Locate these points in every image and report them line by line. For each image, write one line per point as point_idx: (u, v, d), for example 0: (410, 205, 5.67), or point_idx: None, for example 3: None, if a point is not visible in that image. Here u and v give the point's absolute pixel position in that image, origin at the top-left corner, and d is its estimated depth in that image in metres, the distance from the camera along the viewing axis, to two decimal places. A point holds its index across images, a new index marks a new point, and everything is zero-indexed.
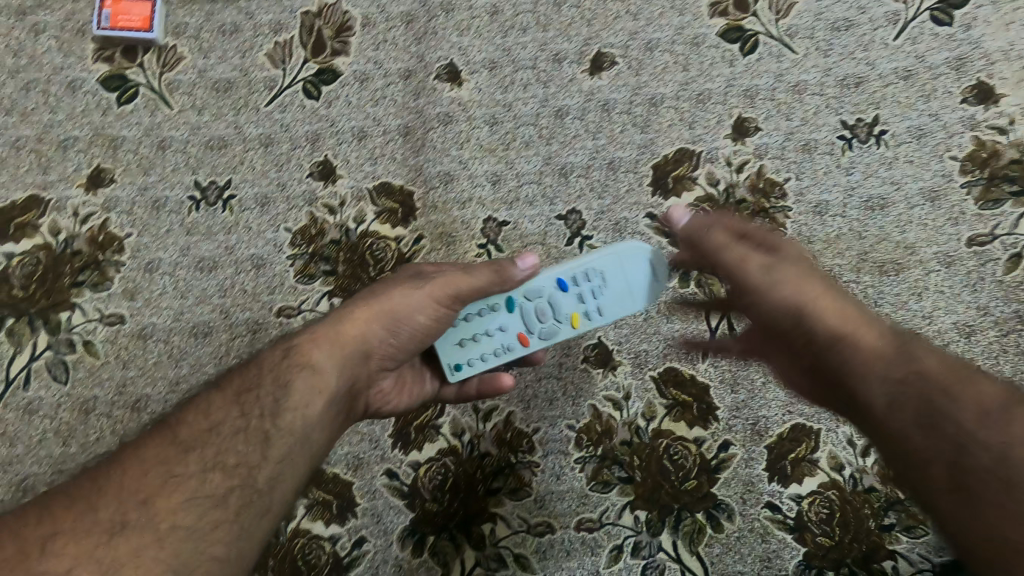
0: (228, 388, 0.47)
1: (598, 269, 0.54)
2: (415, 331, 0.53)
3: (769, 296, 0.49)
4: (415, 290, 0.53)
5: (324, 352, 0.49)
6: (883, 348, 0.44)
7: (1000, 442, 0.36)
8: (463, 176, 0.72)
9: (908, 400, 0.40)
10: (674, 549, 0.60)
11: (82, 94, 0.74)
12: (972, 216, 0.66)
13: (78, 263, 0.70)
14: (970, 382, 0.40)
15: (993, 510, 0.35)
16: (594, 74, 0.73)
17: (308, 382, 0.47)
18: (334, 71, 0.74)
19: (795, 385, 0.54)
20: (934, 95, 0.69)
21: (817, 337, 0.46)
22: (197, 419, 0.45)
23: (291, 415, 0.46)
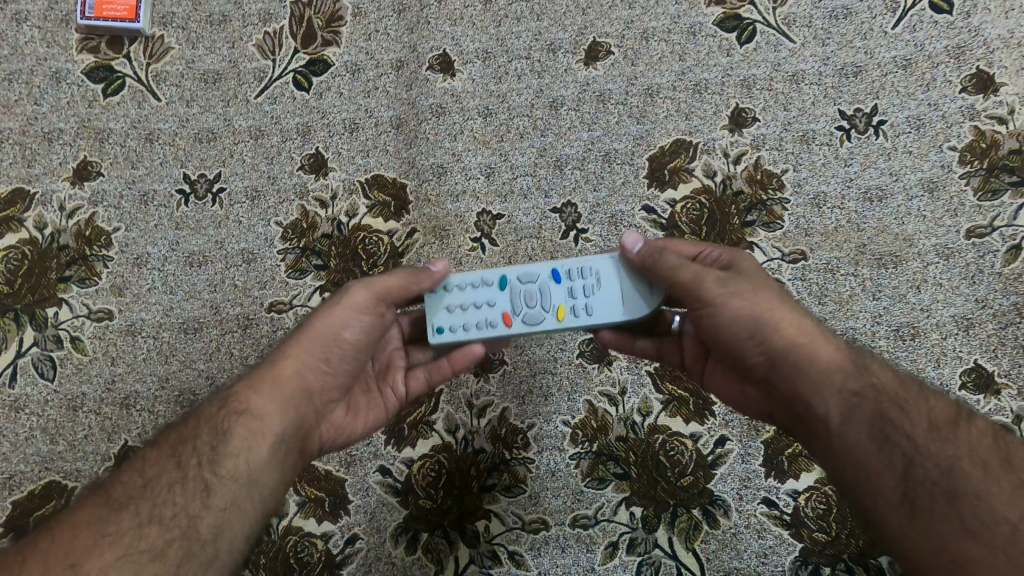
0: (164, 442, 0.46)
1: (594, 268, 0.54)
2: (349, 347, 0.52)
3: (729, 304, 0.49)
4: (340, 305, 0.53)
5: (262, 390, 0.48)
6: (838, 361, 0.46)
7: (949, 458, 0.41)
8: (456, 169, 0.71)
9: (862, 413, 0.43)
10: (669, 545, 0.60)
11: (68, 85, 0.73)
12: (970, 207, 0.65)
13: (65, 258, 0.69)
14: (919, 399, 0.44)
15: (942, 521, 0.39)
16: (589, 64, 0.72)
17: (246, 421, 0.46)
18: (325, 62, 0.73)
19: (731, 388, 0.55)
20: (934, 85, 0.68)
21: (775, 347, 0.47)
22: (132, 478, 0.44)
23: (232, 460, 0.44)
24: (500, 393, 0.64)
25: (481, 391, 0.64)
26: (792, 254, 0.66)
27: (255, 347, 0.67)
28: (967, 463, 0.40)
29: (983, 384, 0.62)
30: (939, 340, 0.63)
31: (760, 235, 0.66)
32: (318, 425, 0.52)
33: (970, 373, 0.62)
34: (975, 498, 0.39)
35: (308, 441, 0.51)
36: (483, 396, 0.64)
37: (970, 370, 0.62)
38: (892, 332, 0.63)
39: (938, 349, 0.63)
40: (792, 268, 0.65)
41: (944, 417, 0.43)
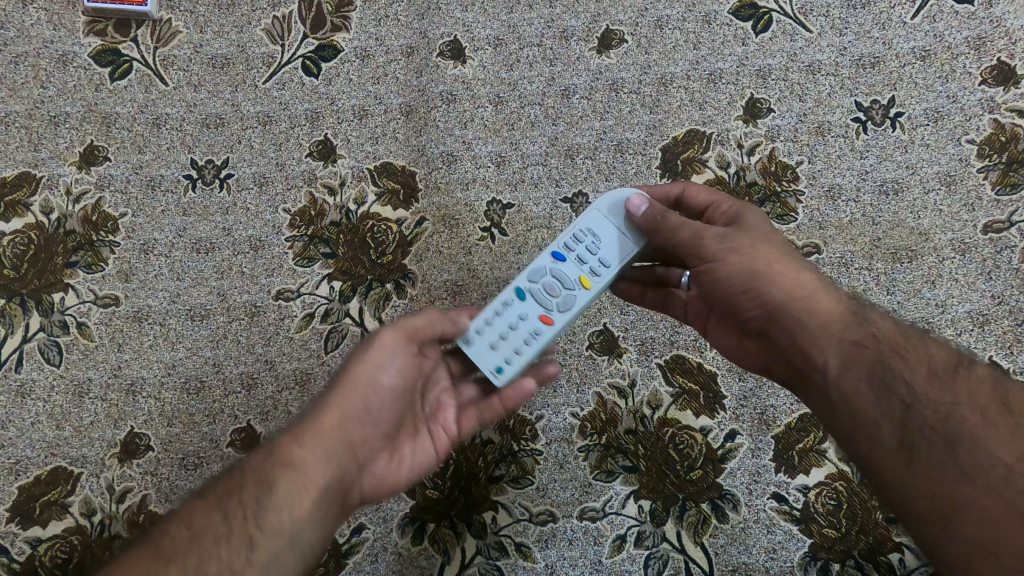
0: (213, 492, 0.45)
1: (586, 228, 0.53)
2: (388, 392, 0.51)
3: (730, 261, 0.48)
4: (374, 348, 0.51)
5: (306, 441, 0.47)
6: (838, 313, 0.46)
7: (945, 404, 0.42)
8: (466, 157, 0.70)
9: (861, 362, 0.44)
10: (678, 539, 0.59)
11: (74, 68, 0.72)
12: (988, 201, 0.64)
13: (72, 243, 0.69)
14: (915, 348, 0.45)
15: (938, 466, 0.40)
16: (601, 52, 0.71)
17: (291, 475, 0.45)
18: (334, 48, 0.72)
19: (731, 341, 0.55)
20: (953, 76, 0.66)
21: (772, 300, 0.47)
22: (179, 529, 0.43)
23: (275, 513, 0.44)
24: None
25: None
26: (806, 247, 0.65)
27: (262, 334, 0.66)
28: (964, 409, 0.41)
29: None
30: (954, 336, 0.62)
31: (773, 227, 0.65)
32: (363, 474, 0.50)
33: None
34: (971, 444, 0.40)
35: (352, 492, 0.48)
36: None
37: None
38: None
39: (953, 345, 0.62)
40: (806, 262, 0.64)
41: (941, 364, 0.44)
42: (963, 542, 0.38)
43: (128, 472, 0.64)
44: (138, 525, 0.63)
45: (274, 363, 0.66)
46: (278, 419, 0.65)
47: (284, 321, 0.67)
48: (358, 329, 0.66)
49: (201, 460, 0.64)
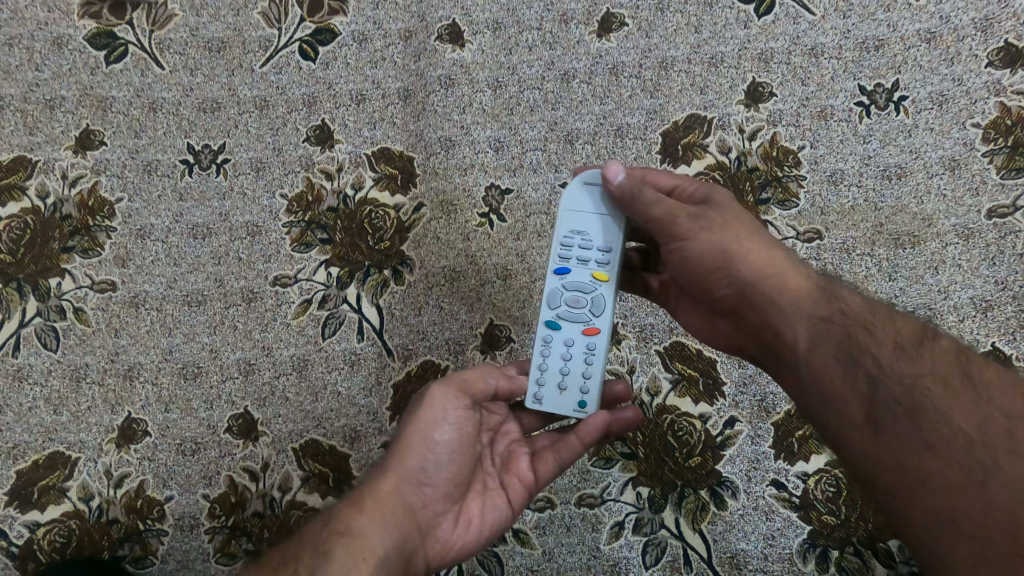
0: (269, 561, 0.44)
1: (569, 230, 0.52)
2: (445, 451, 0.49)
3: (697, 238, 0.49)
4: (428, 406, 0.49)
5: (366, 510, 0.46)
6: (807, 290, 0.46)
7: (911, 376, 0.40)
8: (464, 143, 0.69)
9: (830, 336, 0.43)
10: (676, 526, 0.59)
11: (69, 51, 0.72)
12: (993, 185, 0.63)
13: (68, 227, 0.68)
14: (886, 323, 0.43)
15: (902, 437, 0.38)
16: (602, 35, 0.70)
17: (348, 545, 0.44)
18: (332, 31, 0.71)
19: (702, 323, 0.55)
20: (958, 59, 0.66)
21: (742, 277, 0.48)
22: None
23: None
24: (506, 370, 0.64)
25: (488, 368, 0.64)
26: (807, 233, 0.64)
27: (259, 320, 0.66)
28: (929, 380, 0.39)
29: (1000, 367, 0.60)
30: (956, 322, 0.61)
31: (775, 213, 0.65)
32: (425, 538, 0.48)
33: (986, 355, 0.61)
34: (936, 414, 0.38)
35: (414, 559, 0.46)
36: None
37: (987, 353, 0.61)
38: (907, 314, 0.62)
39: (955, 331, 0.61)
40: (807, 248, 0.64)
41: (910, 339, 0.42)
42: (925, 514, 0.36)
43: (126, 457, 0.64)
44: (135, 510, 0.63)
45: (272, 349, 0.66)
46: (276, 405, 0.64)
47: (281, 307, 0.66)
48: (355, 315, 0.66)
49: (198, 446, 0.64)
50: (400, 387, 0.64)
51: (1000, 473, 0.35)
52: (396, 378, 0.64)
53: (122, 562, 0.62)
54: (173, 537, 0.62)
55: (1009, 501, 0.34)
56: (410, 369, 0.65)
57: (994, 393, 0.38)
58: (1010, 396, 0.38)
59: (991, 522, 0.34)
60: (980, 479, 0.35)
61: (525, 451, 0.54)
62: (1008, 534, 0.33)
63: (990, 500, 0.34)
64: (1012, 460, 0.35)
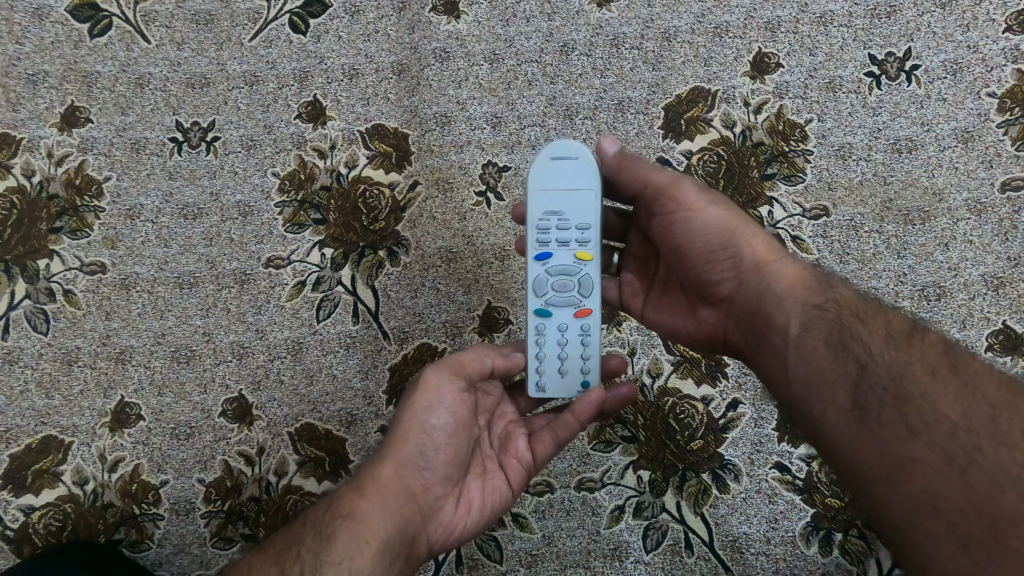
0: (272, 544, 0.45)
1: (544, 212, 0.50)
2: (442, 434, 0.48)
3: (702, 213, 0.48)
4: (426, 390, 0.49)
5: (368, 493, 0.46)
6: (803, 277, 0.45)
7: (901, 363, 0.38)
8: (460, 118, 0.67)
9: (820, 321, 0.42)
10: (678, 510, 0.58)
11: (50, 24, 0.70)
12: (1007, 157, 0.61)
13: (56, 208, 0.67)
14: (878, 311, 0.41)
15: (887, 424, 0.36)
16: (602, 5, 0.67)
17: (350, 529, 0.43)
18: (322, 3, 0.69)
19: (679, 315, 0.53)
20: (975, 25, 0.63)
21: (743, 259, 0.47)
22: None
23: (334, 568, 0.42)
24: None
25: None
26: (814, 210, 0.62)
27: (252, 303, 0.65)
28: (918, 367, 0.38)
29: (1011, 346, 0.59)
30: (966, 300, 0.60)
31: (780, 189, 0.63)
32: (426, 522, 0.47)
33: (997, 334, 0.59)
34: (923, 401, 0.36)
35: (417, 544, 0.46)
36: None
37: (997, 332, 0.59)
38: (916, 293, 0.60)
39: (965, 310, 0.59)
40: (813, 225, 0.62)
41: (902, 327, 0.40)
42: (901, 500, 0.35)
43: (119, 442, 0.63)
44: (130, 494, 0.62)
45: (265, 332, 0.64)
46: (270, 389, 0.63)
47: (275, 289, 0.65)
48: (350, 297, 0.64)
49: (192, 430, 0.63)
50: (396, 370, 0.63)
51: (982, 461, 0.34)
52: (393, 362, 0.63)
53: (118, 546, 0.61)
54: (169, 522, 0.62)
55: (991, 490, 0.33)
56: (407, 352, 0.63)
57: (983, 382, 0.36)
58: (997, 385, 0.36)
59: (973, 510, 0.33)
60: (961, 466, 0.34)
61: (522, 432, 0.53)
62: (987, 521, 0.32)
63: (972, 488, 0.33)
64: (995, 449, 0.34)
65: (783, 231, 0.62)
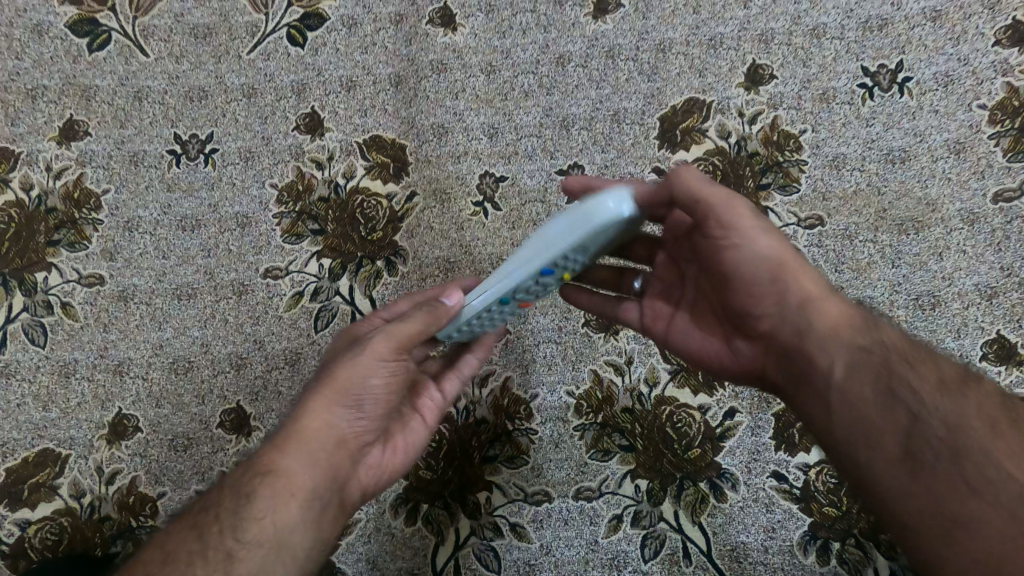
0: (190, 511, 0.42)
1: (584, 243, 0.39)
2: (375, 391, 0.46)
3: (753, 242, 0.44)
4: (360, 351, 0.46)
5: (290, 447, 0.43)
6: (848, 315, 0.43)
7: (955, 416, 0.38)
8: (457, 129, 0.68)
9: (867, 365, 0.40)
10: (676, 519, 0.58)
11: (50, 39, 0.71)
12: (1000, 168, 0.62)
13: (54, 221, 0.67)
14: (927, 358, 0.41)
15: (943, 480, 0.36)
16: (597, 17, 0.68)
17: (273, 486, 0.41)
18: (320, 16, 0.70)
19: (709, 343, 0.50)
20: (964, 38, 0.64)
21: (788, 294, 0.44)
22: (156, 552, 0.40)
23: (255, 524, 0.40)
24: (502, 361, 0.62)
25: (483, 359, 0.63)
26: (809, 220, 0.63)
27: (250, 313, 0.65)
28: (974, 422, 0.37)
29: (1005, 355, 0.59)
30: (960, 310, 0.60)
31: (775, 199, 0.63)
32: (355, 470, 0.45)
33: (991, 343, 0.59)
34: (981, 457, 0.36)
35: (344, 491, 0.45)
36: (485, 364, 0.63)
37: (992, 341, 0.59)
38: (911, 302, 0.61)
39: (959, 319, 0.60)
40: (808, 234, 0.62)
41: (952, 377, 0.40)
42: (958, 558, 0.35)
43: (117, 454, 0.63)
44: (127, 506, 0.62)
45: (263, 342, 0.64)
46: (268, 400, 0.63)
47: (273, 299, 0.65)
48: (348, 307, 0.64)
49: (190, 441, 0.63)
50: None
51: None
52: None
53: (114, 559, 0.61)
54: None
55: None
56: None
57: None
58: None
59: None
60: (1022, 532, 0.34)
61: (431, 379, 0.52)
62: None
63: None
64: None
65: None
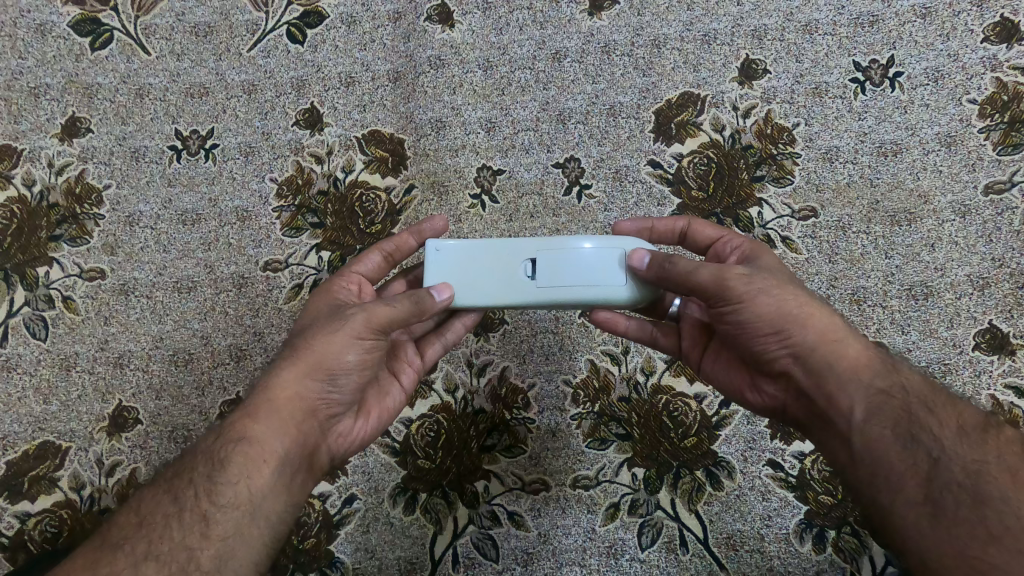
0: (162, 479, 0.43)
1: None
2: (352, 368, 0.46)
3: (755, 301, 0.44)
4: (337, 328, 0.46)
5: (261, 415, 0.44)
6: (868, 361, 0.42)
7: (976, 461, 0.37)
8: (455, 123, 0.68)
9: (887, 408, 0.40)
10: (673, 507, 0.58)
11: (53, 38, 0.72)
12: (990, 161, 0.63)
13: (55, 216, 0.68)
14: (949, 402, 0.40)
15: (964, 525, 0.35)
16: (593, 14, 0.69)
17: (246, 452, 0.42)
18: (319, 14, 0.71)
19: (735, 380, 0.51)
20: (954, 35, 0.65)
21: (802, 340, 0.44)
22: (128, 518, 0.41)
23: (229, 489, 0.41)
24: (500, 352, 0.63)
25: (482, 350, 0.63)
26: (803, 211, 0.63)
27: (250, 306, 0.65)
28: (996, 467, 0.36)
29: (998, 345, 0.59)
30: (953, 300, 0.60)
31: (769, 190, 0.64)
32: (326, 436, 0.47)
33: (983, 334, 0.59)
34: (1003, 504, 0.35)
35: (317, 456, 0.46)
36: (484, 354, 0.63)
37: (984, 331, 0.59)
38: (903, 292, 0.61)
39: (952, 309, 0.60)
40: (802, 226, 0.63)
41: (974, 421, 0.39)
42: None
43: (117, 446, 0.62)
44: (127, 498, 0.61)
45: (262, 334, 0.64)
46: None
47: (272, 292, 0.65)
48: None
49: (190, 433, 0.62)
50: None
51: None
52: None
53: None
54: None
55: None
56: None
57: None
58: None
59: None
60: None
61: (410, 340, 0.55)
62: None
63: None
64: None
65: (773, 231, 0.63)
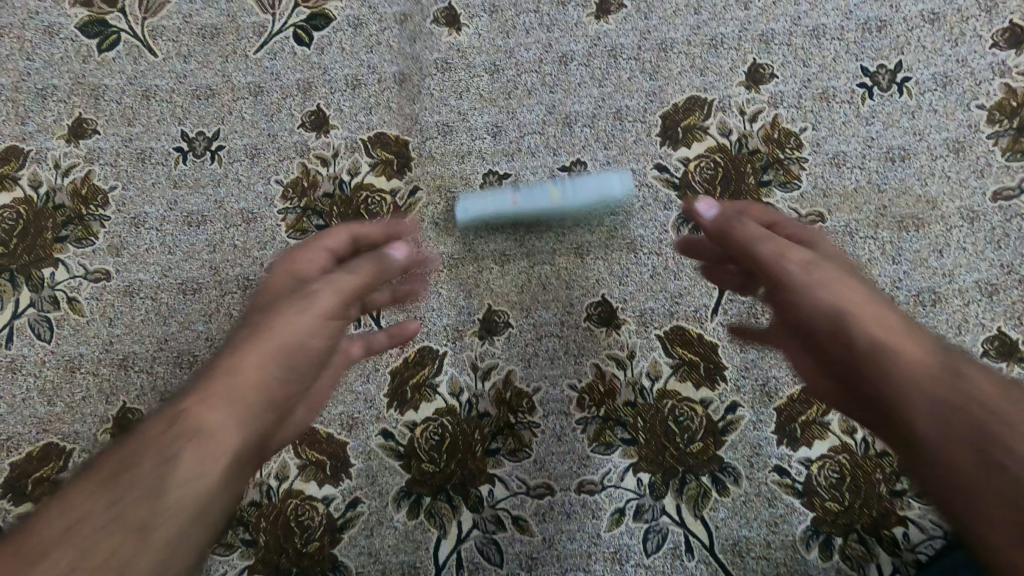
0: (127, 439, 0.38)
1: None
2: (321, 343, 0.48)
3: (811, 291, 0.45)
4: (310, 300, 0.48)
5: (235, 379, 0.42)
6: (916, 352, 0.39)
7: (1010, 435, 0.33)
8: (461, 128, 0.68)
9: (926, 393, 0.37)
10: (678, 513, 0.58)
11: (60, 40, 0.72)
12: (998, 167, 0.62)
13: (61, 217, 0.68)
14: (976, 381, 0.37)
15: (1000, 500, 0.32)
16: (600, 17, 0.69)
17: (225, 412, 0.40)
18: (326, 16, 0.71)
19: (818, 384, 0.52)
20: (962, 40, 0.65)
21: (855, 335, 0.42)
22: (91, 477, 0.36)
23: (205, 450, 0.38)
24: (505, 355, 0.63)
25: (486, 353, 0.63)
26: (809, 216, 0.63)
27: None
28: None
29: (1006, 352, 0.59)
30: (961, 306, 0.60)
31: (776, 195, 0.64)
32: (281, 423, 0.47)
33: (992, 341, 0.59)
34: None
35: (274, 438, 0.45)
36: (489, 358, 0.63)
37: (993, 338, 0.59)
38: (911, 298, 0.60)
39: (960, 315, 0.60)
40: None
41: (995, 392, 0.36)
42: None
43: None
44: None
45: None
46: None
47: None
48: None
49: None
50: (398, 373, 0.63)
51: None
52: (395, 365, 0.63)
53: None
54: None
55: None
56: (408, 354, 0.63)
57: None
58: None
59: None
60: None
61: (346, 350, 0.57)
62: None
63: None
64: None
65: None
